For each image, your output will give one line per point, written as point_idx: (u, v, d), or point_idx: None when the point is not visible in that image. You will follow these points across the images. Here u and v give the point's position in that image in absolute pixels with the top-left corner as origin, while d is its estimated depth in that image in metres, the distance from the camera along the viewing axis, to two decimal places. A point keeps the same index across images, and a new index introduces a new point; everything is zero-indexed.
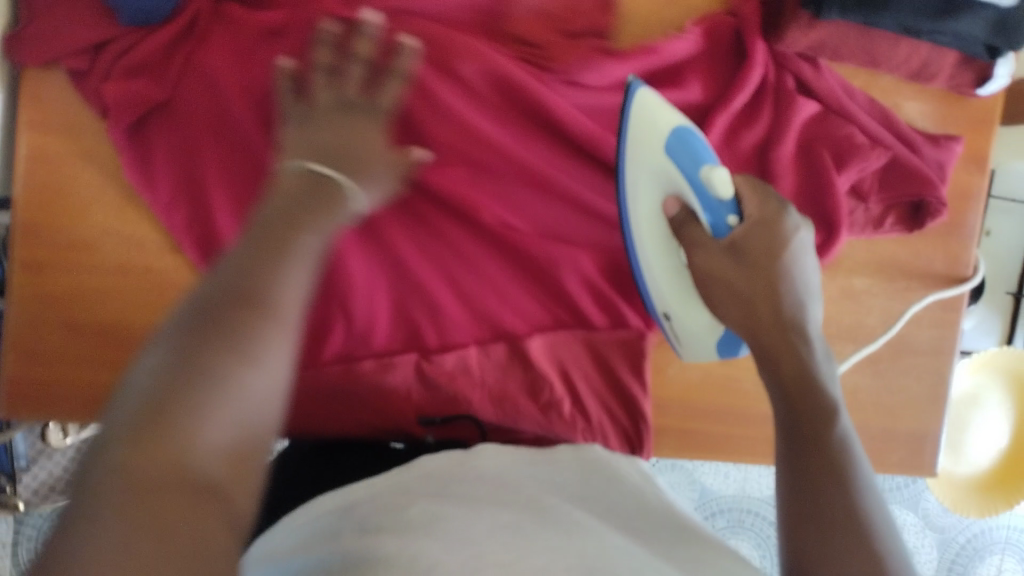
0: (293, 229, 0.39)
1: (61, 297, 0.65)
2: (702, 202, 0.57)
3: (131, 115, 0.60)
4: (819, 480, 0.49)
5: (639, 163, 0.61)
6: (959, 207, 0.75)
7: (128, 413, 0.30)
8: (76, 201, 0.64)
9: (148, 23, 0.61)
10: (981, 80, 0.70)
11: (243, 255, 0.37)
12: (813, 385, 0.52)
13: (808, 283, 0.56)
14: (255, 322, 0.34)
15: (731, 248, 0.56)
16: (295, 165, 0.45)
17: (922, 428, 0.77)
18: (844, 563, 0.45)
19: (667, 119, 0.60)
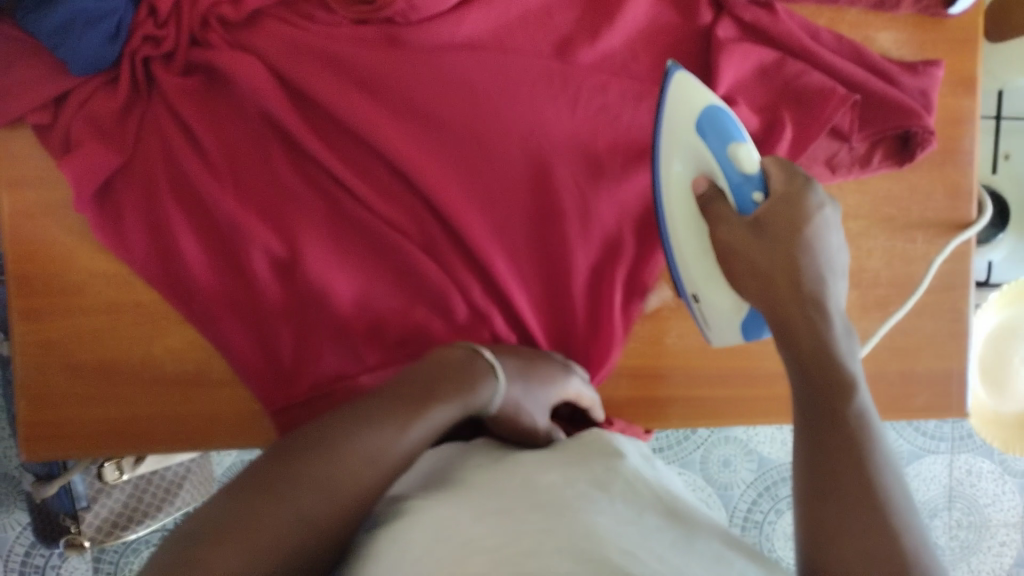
0: (424, 399, 0.52)
1: (61, 341, 0.67)
2: (729, 179, 0.56)
3: (96, 173, 0.63)
4: (837, 457, 0.47)
5: (673, 144, 0.60)
6: (952, 133, 0.72)
7: (245, 494, 0.44)
8: (62, 250, 0.67)
9: (99, 70, 0.64)
10: (950, 0, 0.69)
11: (373, 405, 0.51)
12: (830, 357, 0.51)
13: (830, 253, 0.53)
14: (343, 463, 0.46)
15: (753, 226, 0.55)
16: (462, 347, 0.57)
17: (946, 367, 0.73)
18: (851, 542, 0.44)
19: (700, 100, 0.59)
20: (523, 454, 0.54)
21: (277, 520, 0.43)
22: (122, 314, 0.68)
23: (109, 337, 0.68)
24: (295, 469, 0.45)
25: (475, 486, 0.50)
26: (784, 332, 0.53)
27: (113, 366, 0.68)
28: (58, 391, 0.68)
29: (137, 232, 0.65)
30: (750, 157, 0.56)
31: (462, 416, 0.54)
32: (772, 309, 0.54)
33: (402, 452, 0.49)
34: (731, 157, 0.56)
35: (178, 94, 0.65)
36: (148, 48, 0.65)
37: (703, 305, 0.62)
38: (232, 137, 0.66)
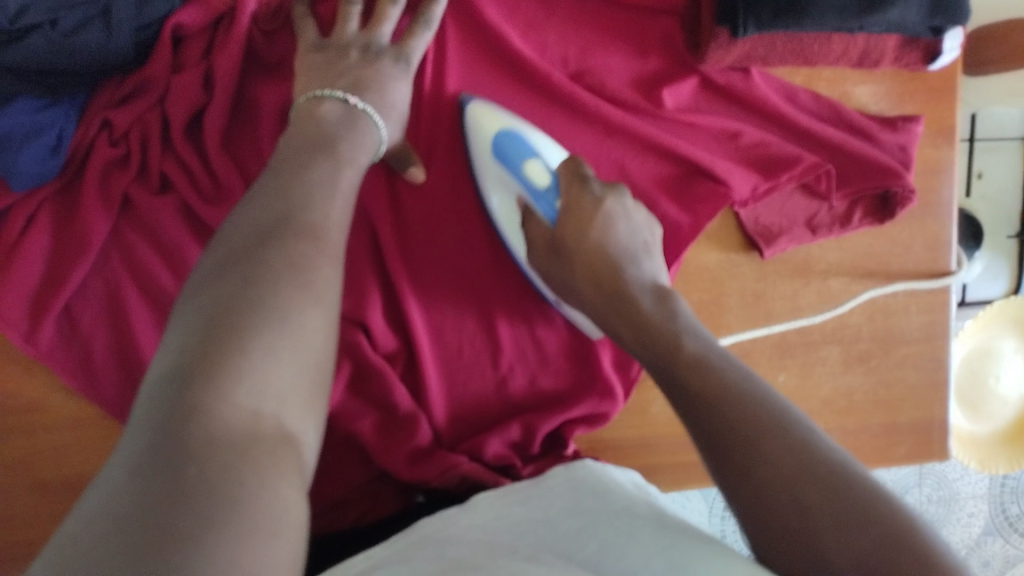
0: (327, 160, 0.51)
1: (28, 461, 0.65)
2: (533, 195, 0.61)
3: (57, 301, 0.61)
4: (692, 383, 0.47)
5: (489, 178, 0.63)
6: (931, 185, 0.71)
7: (184, 353, 0.39)
8: (21, 369, 0.63)
9: (43, 179, 0.60)
10: (930, 57, 0.64)
11: (280, 173, 0.49)
12: (654, 327, 0.52)
13: (621, 243, 0.58)
14: (296, 245, 0.45)
15: (552, 239, 0.60)
16: (321, 90, 0.56)
17: (927, 415, 0.74)
18: (764, 473, 0.42)
19: (495, 124, 0.62)
20: (512, 519, 0.53)
21: (266, 340, 0.40)
22: (89, 429, 0.65)
23: (77, 453, 0.65)
24: (254, 267, 0.43)
25: (473, 560, 0.46)
26: (613, 333, 0.56)
27: (84, 481, 0.66)
28: (29, 513, 0.66)
29: (99, 342, 0.63)
30: (540, 171, 0.61)
31: (360, 171, 0.53)
32: (592, 314, 0.58)
33: (338, 219, 0.49)
34: (526, 178, 0.61)
35: (146, 214, 0.63)
36: (111, 168, 0.62)
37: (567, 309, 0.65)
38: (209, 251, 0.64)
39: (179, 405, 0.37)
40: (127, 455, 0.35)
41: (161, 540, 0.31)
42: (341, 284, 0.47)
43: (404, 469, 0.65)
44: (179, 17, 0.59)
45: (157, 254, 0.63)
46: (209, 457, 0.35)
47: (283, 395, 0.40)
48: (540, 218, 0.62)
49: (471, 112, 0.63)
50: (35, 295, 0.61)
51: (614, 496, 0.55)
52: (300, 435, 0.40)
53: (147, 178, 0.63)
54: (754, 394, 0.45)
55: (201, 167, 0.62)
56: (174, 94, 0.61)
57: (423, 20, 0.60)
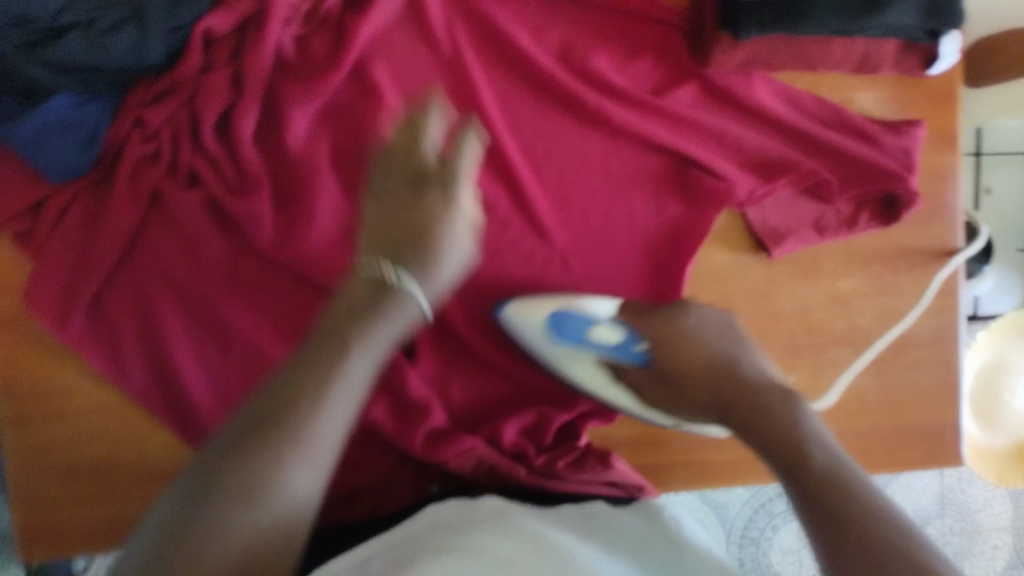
0: (350, 342, 0.48)
1: (53, 444, 0.67)
2: (612, 353, 0.66)
3: (88, 289, 0.64)
4: (745, 406, 0.57)
5: (557, 356, 0.67)
6: (937, 188, 0.73)
7: (229, 439, 0.44)
8: (50, 354, 0.66)
9: (76, 172, 0.63)
10: (929, 62, 0.66)
11: (314, 355, 0.48)
12: (749, 389, 0.58)
13: (715, 342, 0.62)
14: (325, 354, 0.48)
15: (655, 377, 0.64)
16: (372, 256, 0.52)
17: (941, 419, 0.74)
18: (800, 465, 0.51)
19: (543, 311, 0.66)
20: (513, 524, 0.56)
21: (300, 430, 0.45)
22: (113, 414, 0.68)
23: (101, 436, 0.68)
24: (289, 388, 0.46)
25: (468, 561, 0.49)
26: (738, 429, 0.57)
27: (107, 465, 0.68)
28: (52, 496, 0.68)
29: (126, 330, 0.66)
30: (605, 331, 0.65)
31: (391, 345, 0.51)
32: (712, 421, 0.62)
33: (350, 379, 0.48)
34: (597, 343, 0.66)
35: (173, 205, 0.65)
36: (142, 163, 0.65)
37: (689, 428, 0.67)
38: (236, 245, 0.67)
39: (213, 470, 0.43)
40: (164, 508, 0.43)
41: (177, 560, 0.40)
42: (346, 431, 0.47)
43: (422, 448, 0.67)
44: (210, 21, 0.63)
45: (184, 249, 0.66)
46: (227, 536, 0.41)
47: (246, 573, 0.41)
48: (629, 366, 0.66)
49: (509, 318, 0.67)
50: (70, 282, 0.65)
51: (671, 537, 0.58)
52: (293, 517, 0.44)
53: (176, 173, 0.66)
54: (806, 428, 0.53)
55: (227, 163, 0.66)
56: (206, 95, 0.64)
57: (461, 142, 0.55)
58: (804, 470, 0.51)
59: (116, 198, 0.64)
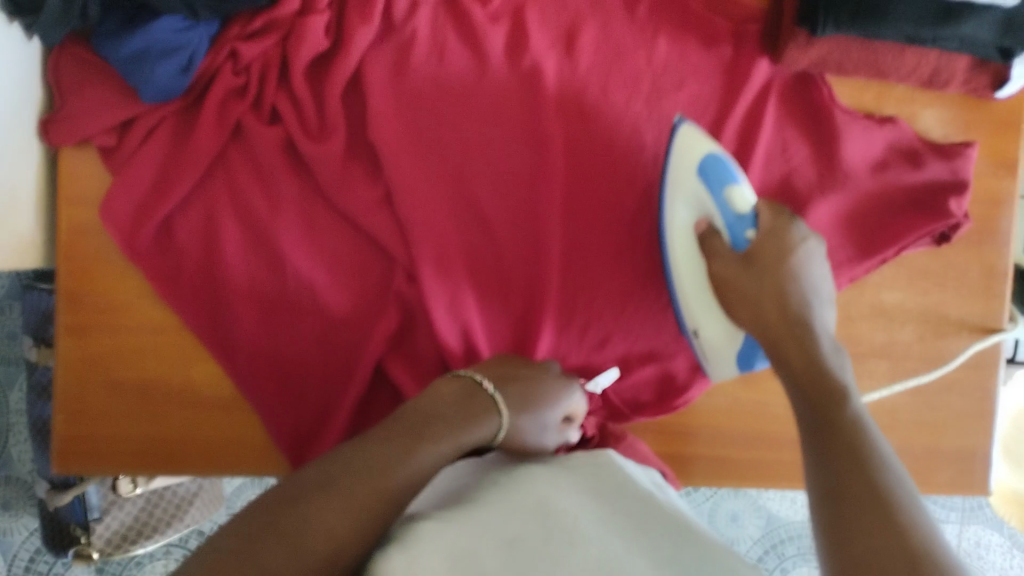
0: (424, 441, 0.56)
1: (104, 358, 0.69)
2: (725, 218, 0.63)
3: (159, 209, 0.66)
4: (830, 410, 0.55)
5: (679, 187, 0.64)
6: (991, 213, 0.73)
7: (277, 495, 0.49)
8: (112, 268, 0.68)
9: (169, 95, 0.65)
10: (998, 83, 0.68)
11: (388, 436, 0.55)
12: (823, 372, 0.58)
13: (812, 285, 0.63)
14: (378, 455, 0.53)
15: (748, 264, 0.62)
16: (468, 371, 0.64)
17: (971, 444, 0.75)
18: (858, 495, 0.49)
19: (704, 145, 0.63)
20: (528, 479, 0.57)
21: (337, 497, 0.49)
22: (164, 337, 0.69)
23: (150, 357, 0.69)
24: (341, 464, 0.52)
25: (494, 518, 0.51)
26: (780, 359, 0.61)
27: (151, 387, 0.69)
28: (94, 410, 0.69)
29: (190, 254, 0.67)
30: (743, 198, 0.62)
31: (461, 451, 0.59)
32: (765, 337, 0.61)
33: (435, 461, 0.56)
34: (728, 201, 0.62)
35: (252, 140, 0.67)
36: (227, 95, 0.67)
37: (704, 340, 0.67)
38: (306, 184, 0.68)
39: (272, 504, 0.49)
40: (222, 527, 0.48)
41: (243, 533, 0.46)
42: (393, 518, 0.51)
43: None
44: None
45: (255, 184, 0.68)
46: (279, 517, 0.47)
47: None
48: (723, 239, 0.63)
49: (682, 135, 0.64)
50: (145, 201, 0.67)
51: (639, 492, 0.58)
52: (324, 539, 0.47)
53: (257, 108, 0.68)
54: (877, 460, 0.51)
55: (310, 104, 0.67)
56: (298, 35, 0.66)
57: None
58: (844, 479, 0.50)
59: (200, 124, 0.66)
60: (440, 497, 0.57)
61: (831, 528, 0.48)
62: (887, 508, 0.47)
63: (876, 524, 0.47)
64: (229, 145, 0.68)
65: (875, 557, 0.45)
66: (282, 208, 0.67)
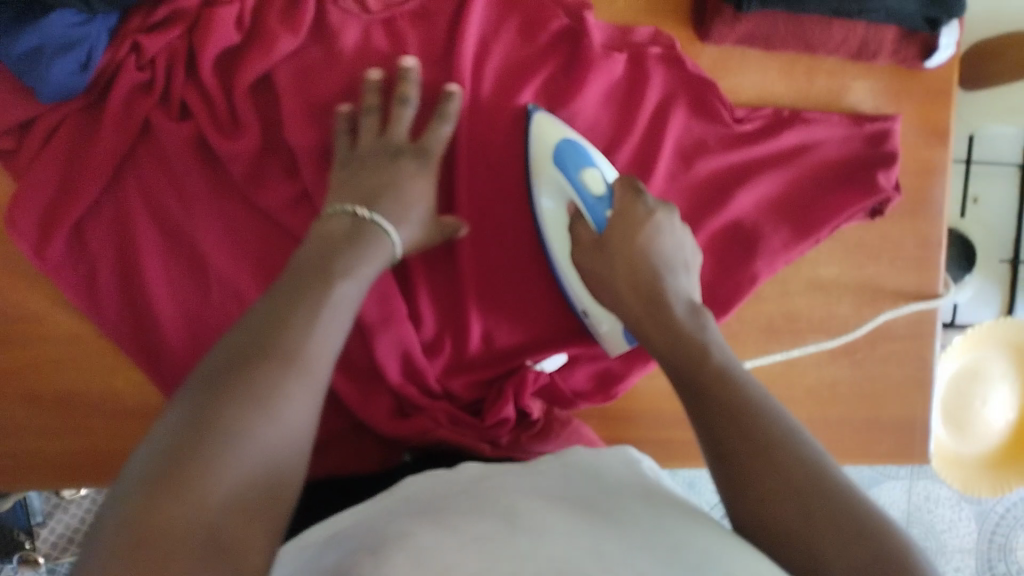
0: (304, 330, 0.49)
1: (20, 372, 0.66)
2: (583, 202, 0.62)
3: (65, 216, 0.63)
4: (697, 368, 0.53)
5: (541, 178, 0.65)
6: (924, 182, 0.73)
7: (168, 434, 0.41)
8: (21, 280, 0.65)
9: (69, 94, 0.62)
10: (926, 52, 0.68)
11: (267, 327, 0.49)
12: (684, 335, 0.55)
13: (665, 253, 0.60)
14: (274, 363, 0.46)
15: (601, 244, 0.61)
16: (336, 206, 0.60)
17: (910, 414, 0.75)
18: (764, 471, 0.46)
19: (556, 131, 0.64)
20: (496, 484, 0.51)
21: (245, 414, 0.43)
22: (83, 347, 0.67)
23: (69, 368, 0.67)
24: (236, 376, 0.45)
25: (457, 518, 0.45)
26: (644, 336, 0.58)
27: (73, 398, 0.67)
28: (15, 426, 0.67)
29: (103, 260, 0.65)
30: (596, 180, 0.62)
31: (345, 320, 0.53)
32: (629, 318, 0.60)
33: (325, 347, 0.49)
34: (583, 185, 0.62)
35: (161, 139, 0.64)
36: (133, 91, 0.64)
37: (590, 316, 0.67)
38: (222, 182, 0.66)
39: (182, 434, 0.41)
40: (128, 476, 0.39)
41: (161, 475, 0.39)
42: (312, 404, 0.47)
43: (385, 424, 0.67)
44: None
45: (167, 184, 0.65)
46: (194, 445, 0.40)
47: (250, 515, 0.40)
48: (587, 223, 0.63)
49: (535, 122, 0.65)
50: (48, 208, 0.63)
51: (607, 481, 0.52)
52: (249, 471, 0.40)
53: (165, 104, 0.65)
54: (763, 405, 0.50)
55: (221, 99, 0.64)
56: (206, 26, 0.63)
57: (442, 97, 0.64)
58: (736, 457, 0.48)
59: (104, 124, 0.63)
60: (398, 504, 0.51)
61: (725, 484, 0.48)
62: (771, 456, 0.47)
63: (792, 502, 0.45)
64: (137, 144, 0.65)
65: (767, 513, 0.45)
66: (199, 208, 0.65)
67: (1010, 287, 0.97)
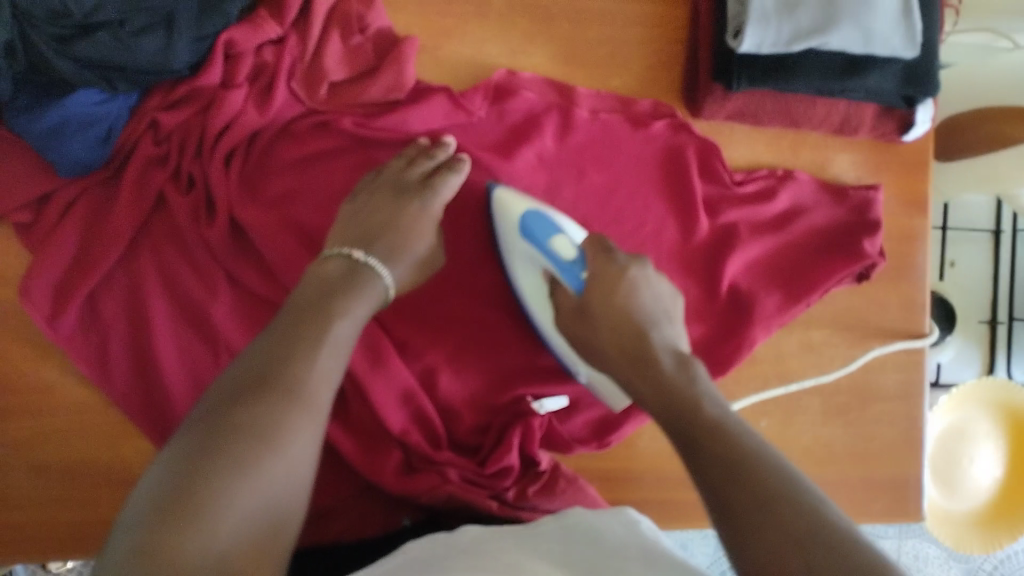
0: (295, 363, 0.53)
1: (29, 441, 0.67)
2: (556, 267, 0.65)
3: (81, 287, 0.64)
4: (687, 413, 0.54)
5: (515, 253, 0.68)
6: (905, 249, 0.77)
7: (181, 457, 0.47)
8: (37, 349, 0.66)
9: (88, 169, 0.64)
10: (904, 127, 0.72)
11: (266, 347, 0.54)
12: (670, 387, 0.57)
13: (647, 312, 0.62)
14: (274, 401, 0.50)
15: (580, 307, 0.64)
16: (332, 248, 0.62)
17: (903, 473, 0.77)
18: (746, 499, 0.47)
19: (522, 203, 0.67)
20: (500, 545, 0.51)
21: (248, 454, 0.48)
22: (93, 415, 0.67)
23: (78, 436, 0.67)
24: (237, 413, 0.49)
25: None
26: (635, 395, 0.60)
27: (79, 468, 0.67)
28: (21, 495, 0.67)
29: (118, 331, 0.66)
30: (566, 245, 0.65)
31: (348, 347, 0.57)
32: (619, 375, 0.62)
33: (325, 381, 0.53)
34: (552, 252, 0.65)
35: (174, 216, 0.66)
36: (149, 167, 0.66)
37: (598, 387, 0.70)
38: (243, 254, 0.68)
39: (193, 456, 0.47)
40: (146, 493, 0.46)
41: (180, 489, 0.45)
42: (313, 438, 0.51)
43: (393, 481, 0.68)
44: (233, 33, 0.64)
45: (184, 258, 0.67)
46: (204, 474, 0.46)
47: (252, 554, 0.45)
48: (567, 290, 0.65)
49: (496, 196, 0.68)
50: (64, 280, 0.65)
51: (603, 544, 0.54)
52: (242, 517, 0.46)
53: (178, 180, 0.66)
54: (743, 439, 0.51)
55: (233, 176, 0.66)
56: (217, 107, 0.64)
57: (449, 164, 0.67)
58: (729, 492, 0.48)
59: (120, 199, 0.65)
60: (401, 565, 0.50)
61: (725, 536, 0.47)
62: (751, 483, 0.48)
63: (782, 514, 0.46)
64: (152, 219, 0.67)
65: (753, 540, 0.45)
66: (214, 281, 0.67)
67: (989, 347, 1.01)
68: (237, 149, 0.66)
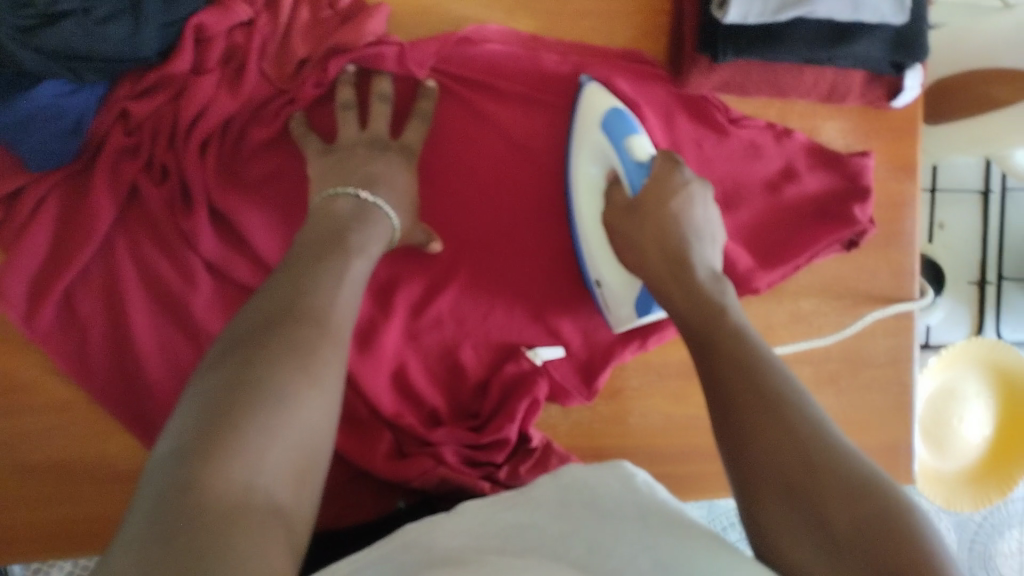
0: (313, 296, 0.51)
1: (13, 441, 0.66)
2: (624, 166, 0.63)
3: (57, 283, 0.63)
4: (711, 336, 0.53)
5: (585, 144, 0.67)
6: (895, 215, 0.76)
7: (214, 389, 0.44)
8: (16, 350, 0.65)
9: (57, 161, 0.62)
10: (892, 93, 0.71)
11: (281, 283, 0.52)
12: (708, 302, 0.56)
13: (695, 224, 0.61)
14: (298, 330, 0.48)
15: (632, 206, 0.62)
16: (336, 188, 0.61)
17: (895, 438, 0.78)
18: (763, 432, 0.47)
19: (608, 100, 0.66)
20: (500, 518, 0.50)
21: (280, 383, 0.45)
22: (78, 412, 0.67)
23: (63, 434, 0.67)
24: (264, 345, 0.47)
25: (460, 554, 0.45)
26: (665, 300, 0.59)
27: (66, 465, 0.67)
28: (9, 495, 0.67)
29: (98, 326, 0.65)
30: (642, 146, 0.63)
31: (357, 285, 0.55)
32: (653, 280, 0.61)
33: (342, 311, 0.52)
34: (625, 151, 0.63)
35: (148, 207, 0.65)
36: (121, 157, 0.64)
37: (606, 290, 0.69)
38: (222, 243, 0.67)
39: (226, 387, 0.44)
40: (183, 423, 0.43)
41: (218, 417, 0.42)
42: (344, 373, 0.50)
43: (385, 466, 0.67)
44: (202, 16, 0.62)
45: (159, 249, 0.65)
46: (240, 404, 0.43)
47: (295, 482, 0.43)
48: (623, 190, 0.63)
49: (587, 92, 0.68)
50: (39, 278, 0.63)
51: (599, 502, 0.52)
52: (285, 446, 0.43)
53: (152, 170, 0.65)
54: (762, 367, 0.50)
55: (209, 164, 0.65)
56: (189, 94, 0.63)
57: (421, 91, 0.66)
58: (744, 425, 0.48)
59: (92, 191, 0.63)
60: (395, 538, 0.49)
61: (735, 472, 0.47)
62: (767, 411, 0.47)
63: (793, 450, 0.46)
64: (126, 210, 0.65)
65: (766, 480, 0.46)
66: (193, 270, 0.65)
67: (979, 307, 1.01)
68: (212, 136, 0.65)
